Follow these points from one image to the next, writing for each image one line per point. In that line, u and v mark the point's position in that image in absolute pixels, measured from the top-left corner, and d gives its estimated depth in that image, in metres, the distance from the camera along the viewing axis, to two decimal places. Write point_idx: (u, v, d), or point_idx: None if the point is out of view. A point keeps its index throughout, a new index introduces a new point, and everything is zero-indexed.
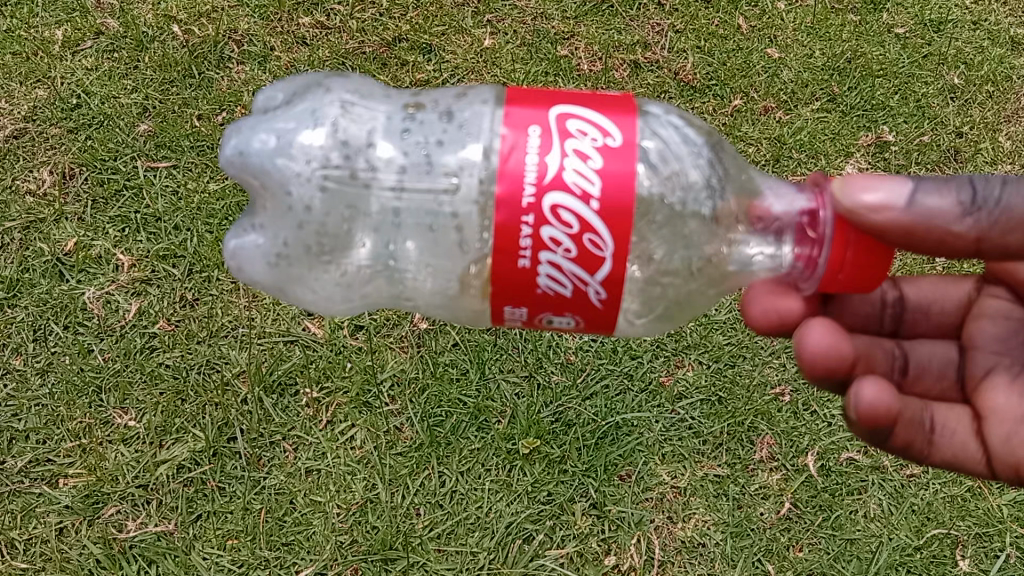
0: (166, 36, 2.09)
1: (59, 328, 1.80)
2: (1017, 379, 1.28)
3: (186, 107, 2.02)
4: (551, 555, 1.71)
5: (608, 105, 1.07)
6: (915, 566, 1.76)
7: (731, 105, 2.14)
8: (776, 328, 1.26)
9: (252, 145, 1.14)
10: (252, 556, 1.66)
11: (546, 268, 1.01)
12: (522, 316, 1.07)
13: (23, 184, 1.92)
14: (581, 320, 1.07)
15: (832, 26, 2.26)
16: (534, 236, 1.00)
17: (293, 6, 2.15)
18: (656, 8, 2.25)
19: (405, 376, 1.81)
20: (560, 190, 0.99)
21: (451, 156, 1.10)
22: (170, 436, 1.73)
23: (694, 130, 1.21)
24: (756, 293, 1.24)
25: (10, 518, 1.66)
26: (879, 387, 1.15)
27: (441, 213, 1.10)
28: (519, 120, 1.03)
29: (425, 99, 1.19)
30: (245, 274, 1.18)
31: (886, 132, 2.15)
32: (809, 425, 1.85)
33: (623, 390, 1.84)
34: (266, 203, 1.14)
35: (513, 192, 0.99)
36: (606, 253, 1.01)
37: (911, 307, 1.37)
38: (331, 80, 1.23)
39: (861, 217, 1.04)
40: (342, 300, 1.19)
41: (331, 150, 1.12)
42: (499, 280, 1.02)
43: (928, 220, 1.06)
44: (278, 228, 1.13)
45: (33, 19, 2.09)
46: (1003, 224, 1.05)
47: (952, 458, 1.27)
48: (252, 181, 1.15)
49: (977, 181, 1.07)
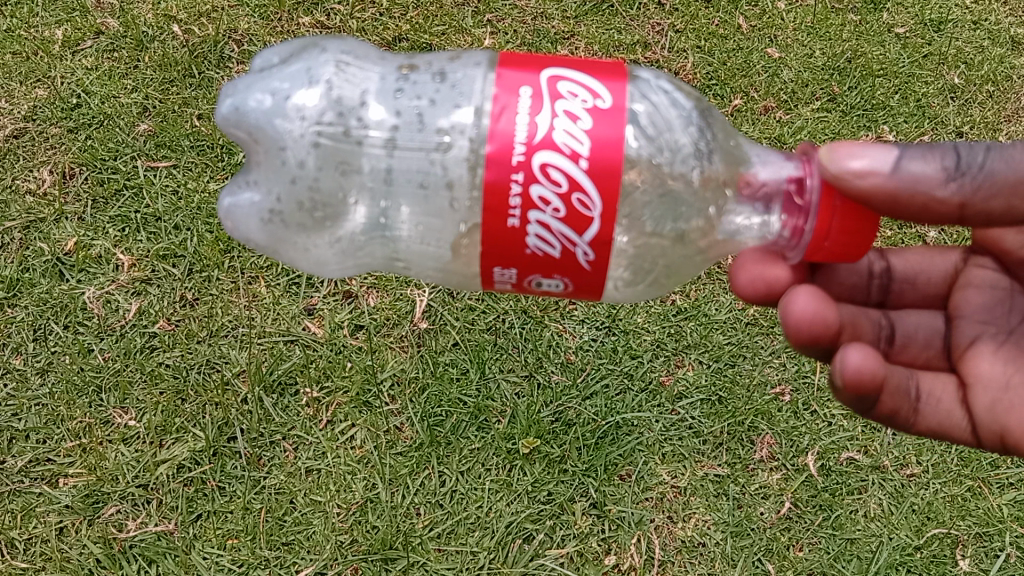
0: (166, 36, 2.09)
1: (59, 328, 1.80)
2: (1002, 347, 1.29)
3: (186, 107, 2.02)
4: (551, 555, 1.70)
5: (600, 68, 1.07)
6: (916, 566, 1.76)
7: (730, 105, 2.14)
8: (763, 296, 1.25)
9: (248, 102, 1.15)
10: (251, 555, 1.66)
11: (535, 228, 1.01)
12: (511, 279, 1.07)
13: (23, 184, 1.92)
14: (569, 282, 1.07)
15: (832, 26, 2.26)
16: (523, 195, 1.00)
17: (293, 6, 2.15)
18: (656, 8, 2.24)
19: (405, 376, 1.81)
20: (550, 149, 0.99)
21: (444, 116, 1.11)
22: (170, 436, 1.73)
23: (682, 95, 1.20)
24: (744, 262, 1.24)
25: (10, 517, 1.66)
26: (865, 354, 1.15)
27: (433, 173, 1.10)
28: (510, 82, 1.03)
29: (419, 61, 1.19)
30: (238, 232, 1.19)
31: (885, 132, 2.15)
32: (809, 425, 1.85)
33: (623, 389, 1.85)
34: (259, 159, 1.15)
35: (503, 150, 0.99)
36: (594, 214, 1.01)
37: (897, 277, 1.38)
38: (326, 41, 1.23)
39: (847, 184, 1.05)
40: (334, 260, 1.19)
41: (325, 109, 1.13)
42: (488, 241, 1.02)
43: (912, 185, 1.07)
44: (272, 184, 1.14)
45: (33, 19, 2.09)
46: (985, 189, 1.07)
47: (938, 427, 1.29)
48: (246, 137, 1.15)
49: (960, 146, 1.08)
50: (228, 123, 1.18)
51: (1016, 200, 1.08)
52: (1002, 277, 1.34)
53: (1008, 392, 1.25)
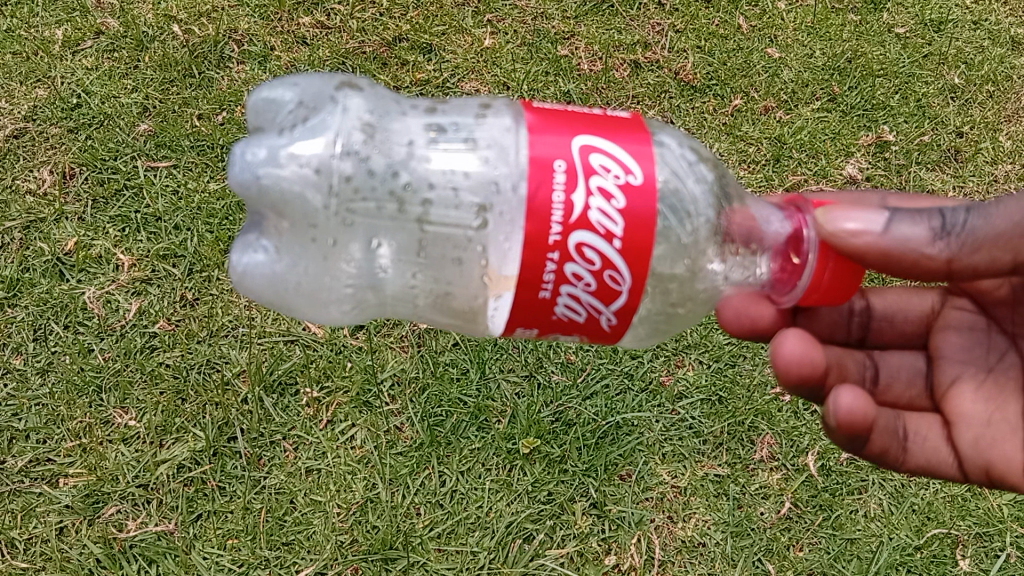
0: (166, 36, 2.09)
1: (59, 328, 1.80)
2: (983, 385, 1.30)
3: (186, 107, 2.01)
4: (551, 554, 1.70)
5: (628, 137, 1.05)
6: (916, 566, 1.76)
7: (731, 105, 2.13)
8: (748, 332, 1.27)
9: (269, 170, 1.12)
10: (252, 555, 1.66)
11: (565, 299, 1.03)
12: (532, 335, 1.09)
13: (23, 184, 1.92)
14: (588, 341, 1.10)
15: (832, 26, 2.26)
16: (557, 272, 1.01)
17: (293, 7, 2.15)
18: (656, 8, 2.25)
19: (405, 376, 1.81)
20: (585, 228, 1.00)
21: (476, 189, 1.09)
22: (170, 436, 1.73)
23: (705, 164, 1.21)
24: (731, 302, 1.24)
25: (10, 518, 1.66)
26: (857, 395, 1.16)
27: (464, 247, 1.11)
28: (542, 157, 1.01)
29: (443, 120, 1.18)
30: (256, 294, 1.19)
31: (886, 132, 2.15)
32: (809, 425, 1.85)
33: (623, 390, 1.85)
34: (284, 229, 1.14)
35: (541, 232, 1.00)
36: (624, 288, 1.03)
37: (877, 316, 1.41)
38: (344, 93, 1.19)
39: (842, 241, 1.09)
40: (354, 320, 1.22)
41: (355, 181, 1.12)
42: (517, 310, 1.04)
43: (902, 245, 1.12)
44: (301, 257, 1.14)
45: (33, 19, 2.09)
46: (972, 246, 1.11)
47: (927, 464, 1.29)
48: (268, 206, 1.13)
49: (944, 210, 1.13)
50: (244, 186, 1.15)
51: (1001, 253, 1.12)
52: (979, 317, 1.35)
53: (992, 427, 1.27)
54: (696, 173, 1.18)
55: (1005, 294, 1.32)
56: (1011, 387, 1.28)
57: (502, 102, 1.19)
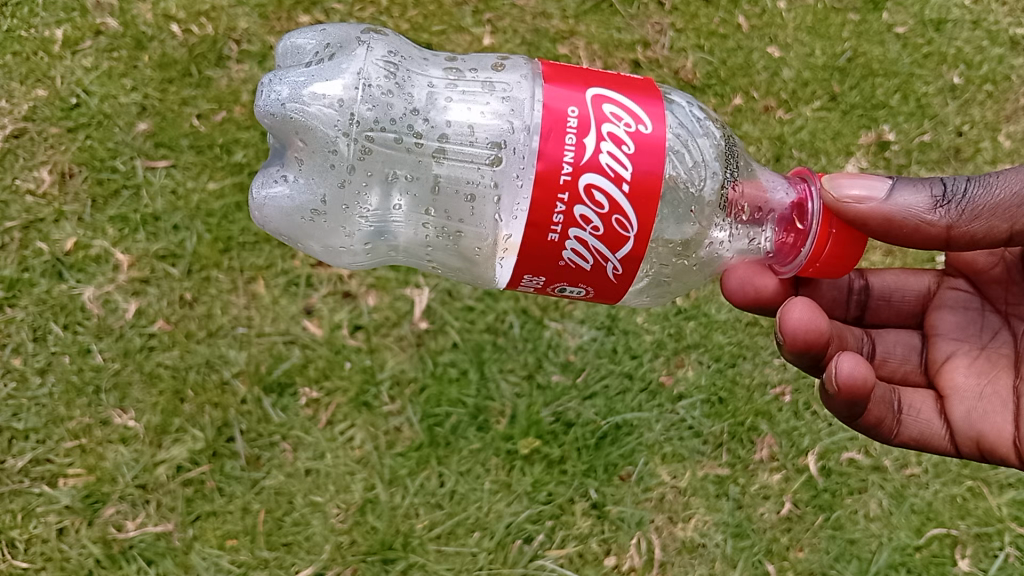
0: (166, 35, 2.04)
1: (58, 328, 1.79)
2: (976, 361, 1.31)
3: (185, 107, 1.99)
4: (551, 555, 1.72)
5: (639, 87, 1.09)
6: (916, 566, 1.76)
7: (731, 104, 2.16)
8: (751, 303, 1.29)
9: (298, 99, 1.13)
10: (252, 556, 1.69)
11: (572, 243, 1.05)
12: (538, 283, 1.11)
13: (23, 184, 1.91)
14: (592, 290, 1.12)
15: (832, 26, 2.23)
16: (566, 213, 1.03)
17: (292, 4, 2.10)
18: (657, 7, 2.22)
19: (404, 376, 1.80)
20: (595, 172, 1.02)
21: (492, 128, 1.12)
22: (169, 436, 1.74)
23: (713, 120, 1.23)
24: (735, 267, 1.28)
25: (10, 517, 1.68)
26: (858, 362, 1.17)
27: (480, 182, 1.13)
28: (560, 99, 1.04)
29: (461, 68, 1.21)
30: (273, 224, 1.18)
31: (886, 132, 2.17)
32: (809, 425, 1.81)
33: (623, 389, 1.81)
34: (304, 157, 1.14)
35: (554, 171, 1.01)
36: (631, 234, 1.05)
37: (875, 294, 1.42)
38: (369, 36, 1.21)
39: (844, 208, 1.12)
40: (366, 260, 1.24)
41: (377, 115, 1.13)
42: (526, 251, 1.06)
43: (902, 213, 1.14)
44: (317, 184, 1.13)
45: (33, 19, 2.01)
46: (971, 215, 1.13)
47: (919, 437, 1.31)
48: (291, 134, 1.14)
49: (946, 179, 1.15)
50: (269, 115, 1.15)
51: (999, 223, 1.12)
52: (974, 297, 1.36)
53: (983, 401, 1.28)
54: (705, 129, 1.21)
55: (999, 273, 1.34)
56: (1004, 364, 1.30)
57: (517, 57, 1.24)
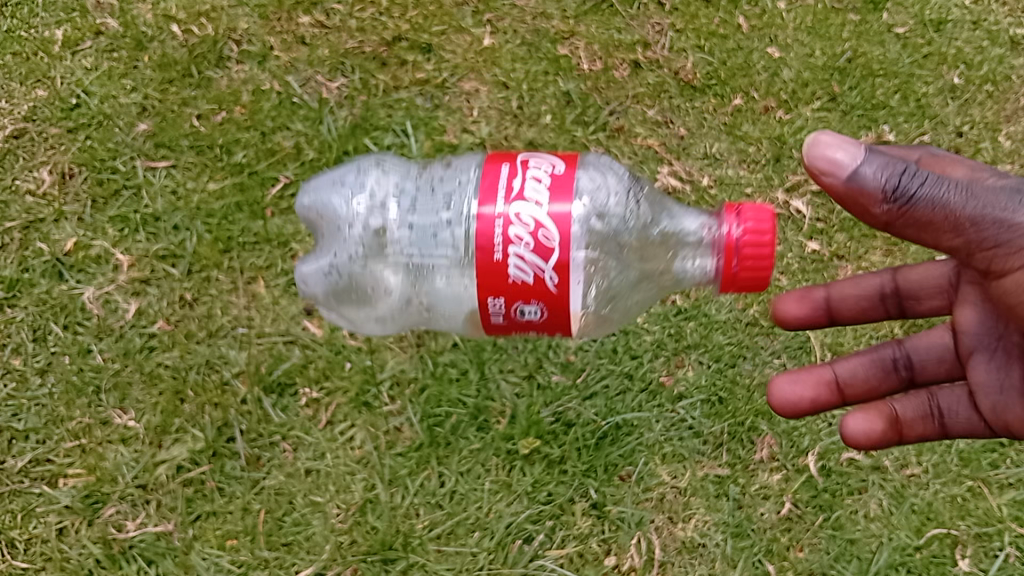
0: (166, 36, 2.04)
1: (59, 328, 1.79)
2: (994, 356, 1.32)
3: (185, 107, 1.99)
4: (551, 555, 1.72)
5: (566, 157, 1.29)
6: (916, 566, 1.75)
7: (731, 105, 2.17)
8: (801, 326, 1.52)
9: (315, 200, 1.50)
10: (252, 556, 1.69)
11: (514, 261, 1.16)
12: (500, 310, 1.19)
13: (23, 184, 1.91)
14: (548, 311, 1.19)
15: (832, 26, 2.23)
16: (503, 233, 1.15)
17: (292, 5, 2.10)
18: (657, 7, 2.22)
19: (404, 376, 1.79)
20: (521, 201, 1.17)
21: (451, 193, 1.34)
22: (169, 436, 1.74)
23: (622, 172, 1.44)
24: (787, 305, 1.51)
25: (10, 517, 1.68)
26: (867, 420, 1.42)
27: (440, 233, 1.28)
28: (489, 171, 1.21)
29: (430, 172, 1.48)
30: (313, 293, 1.43)
31: (885, 132, 2.19)
32: (809, 425, 1.80)
33: (623, 390, 1.81)
34: (325, 237, 1.41)
35: (490, 228, 1.16)
36: (557, 244, 1.16)
37: (905, 293, 1.49)
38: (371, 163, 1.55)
39: (812, 163, 1.09)
40: (383, 322, 1.40)
41: (369, 197, 1.38)
42: (479, 273, 1.17)
43: (855, 193, 1.09)
44: (331, 249, 1.38)
45: (33, 19, 2.01)
46: (911, 218, 1.08)
47: (968, 429, 1.42)
48: (318, 222, 1.47)
49: (911, 170, 1.07)
50: (305, 208, 1.53)
51: (942, 233, 1.08)
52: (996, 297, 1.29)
53: (1005, 395, 1.32)
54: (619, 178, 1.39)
55: None
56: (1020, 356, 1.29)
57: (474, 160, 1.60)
